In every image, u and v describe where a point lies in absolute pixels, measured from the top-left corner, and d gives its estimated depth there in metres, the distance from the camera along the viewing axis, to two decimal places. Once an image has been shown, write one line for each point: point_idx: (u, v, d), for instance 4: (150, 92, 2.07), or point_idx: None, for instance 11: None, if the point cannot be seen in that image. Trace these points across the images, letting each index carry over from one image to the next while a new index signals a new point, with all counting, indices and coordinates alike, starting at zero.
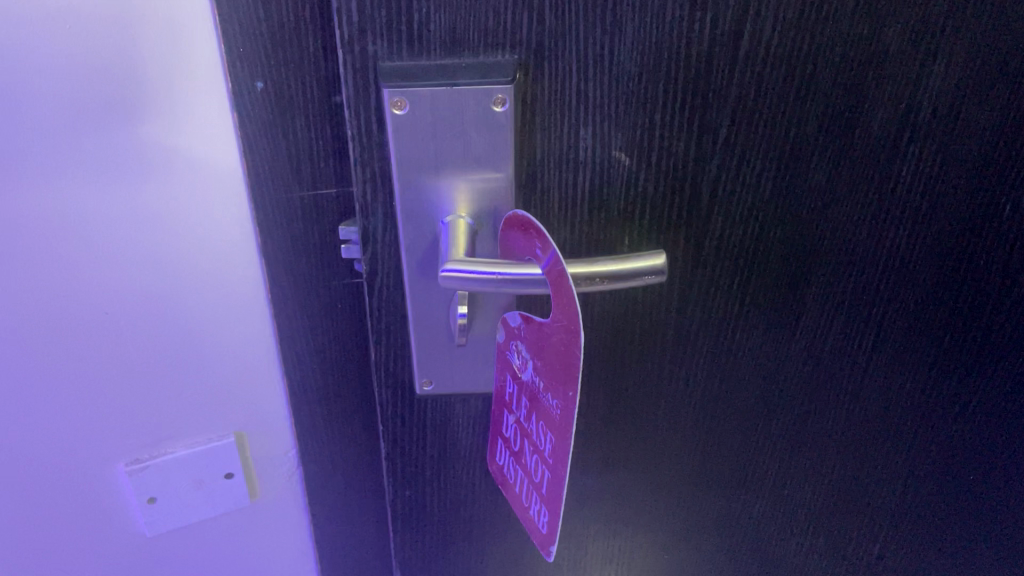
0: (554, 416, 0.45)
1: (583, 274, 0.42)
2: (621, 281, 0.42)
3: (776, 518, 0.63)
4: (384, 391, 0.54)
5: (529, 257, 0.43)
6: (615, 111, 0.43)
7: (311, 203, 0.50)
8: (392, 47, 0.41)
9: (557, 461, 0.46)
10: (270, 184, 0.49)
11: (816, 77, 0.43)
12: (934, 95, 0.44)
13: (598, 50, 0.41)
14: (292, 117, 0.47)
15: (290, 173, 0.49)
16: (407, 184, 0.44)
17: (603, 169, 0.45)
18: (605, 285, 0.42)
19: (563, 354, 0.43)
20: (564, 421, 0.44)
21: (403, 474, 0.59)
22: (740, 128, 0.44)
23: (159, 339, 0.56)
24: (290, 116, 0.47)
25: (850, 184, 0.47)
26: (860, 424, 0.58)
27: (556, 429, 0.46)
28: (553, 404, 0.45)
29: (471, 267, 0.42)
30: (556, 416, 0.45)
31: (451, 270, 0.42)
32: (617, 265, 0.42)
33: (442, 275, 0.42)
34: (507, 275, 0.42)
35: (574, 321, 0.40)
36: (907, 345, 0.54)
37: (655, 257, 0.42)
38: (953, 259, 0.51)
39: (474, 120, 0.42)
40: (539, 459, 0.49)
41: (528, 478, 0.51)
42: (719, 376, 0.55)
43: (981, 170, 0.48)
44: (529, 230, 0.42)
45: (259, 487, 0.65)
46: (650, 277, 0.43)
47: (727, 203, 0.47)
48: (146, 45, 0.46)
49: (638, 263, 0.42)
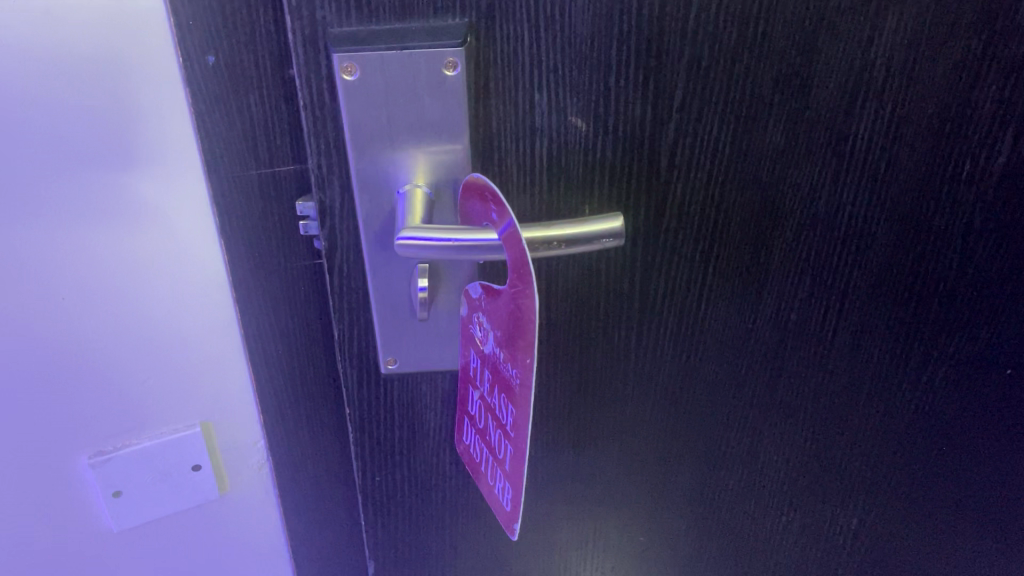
0: (514, 387, 0.45)
1: (540, 239, 0.42)
2: (579, 245, 0.42)
3: (748, 492, 0.63)
4: (349, 372, 0.53)
5: (486, 223, 0.43)
6: (570, 75, 0.43)
7: (269, 181, 0.49)
8: (342, 12, 0.40)
9: (518, 433, 0.46)
10: (226, 162, 0.48)
11: (769, 36, 0.43)
12: (887, 53, 0.44)
13: (549, 12, 0.41)
14: (246, 93, 0.46)
15: (247, 150, 0.48)
16: (361, 152, 0.44)
17: (559, 135, 0.45)
18: (561, 249, 0.43)
19: (521, 323, 0.43)
20: (524, 391, 0.44)
21: (372, 458, 0.58)
22: (695, 90, 0.44)
23: (119, 326, 0.55)
24: (244, 91, 0.46)
25: (807, 146, 0.46)
26: (829, 395, 0.58)
27: (516, 400, 0.45)
28: (513, 375, 0.45)
29: (428, 235, 0.42)
30: (515, 387, 0.45)
31: (408, 238, 0.42)
32: (574, 228, 0.42)
33: (399, 243, 0.42)
34: (464, 242, 0.41)
35: (529, 288, 0.40)
36: (872, 313, 0.54)
37: (609, 220, 0.43)
38: (914, 224, 0.50)
39: (426, 85, 0.41)
40: (501, 435, 0.49)
41: (492, 455, 0.51)
42: (687, 345, 0.54)
43: (938, 131, 0.46)
44: (484, 196, 0.42)
45: (228, 479, 0.64)
46: (605, 240, 0.43)
47: (686, 168, 0.47)
48: (94, 19, 0.45)
49: (593, 226, 0.42)
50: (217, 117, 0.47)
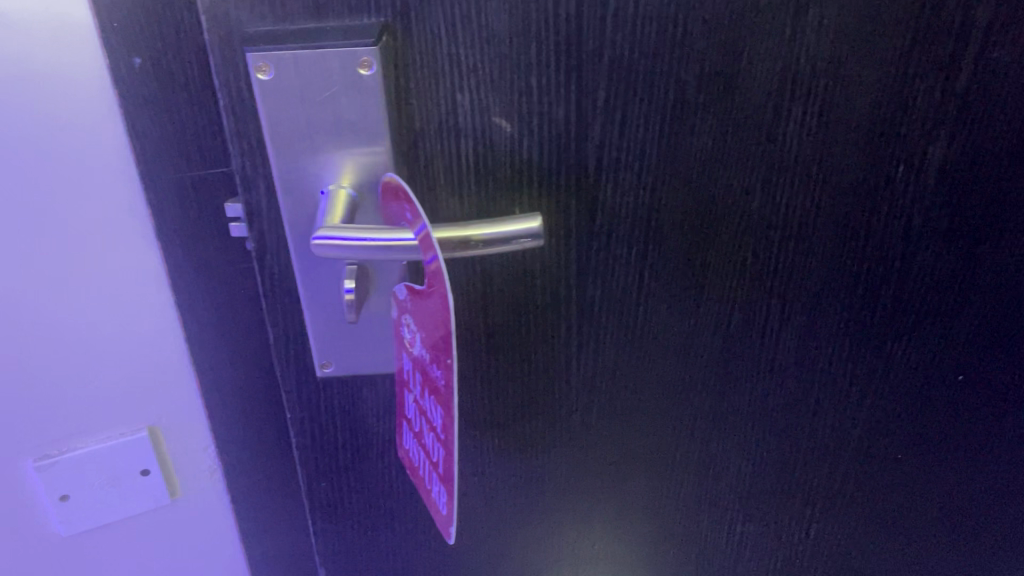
0: (439, 390, 0.45)
1: (455, 238, 0.42)
2: (496, 246, 0.42)
3: (704, 503, 0.62)
4: (287, 375, 0.53)
5: (404, 224, 0.43)
6: (491, 74, 0.43)
7: (202, 184, 0.50)
8: (256, 11, 0.40)
9: (446, 436, 0.46)
10: (158, 164, 0.49)
11: (689, 35, 0.42)
12: (810, 51, 0.43)
13: (465, 11, 0.41)
14: (174, 95, 0.47)
15: (179, 153, 0.48)
16: (282, 153, 0.43)
17: (484, 136, 0.45)
18: (480, 250, 0.42)
19: (441, 324, 0.42)
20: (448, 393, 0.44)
21: (316, 464, 0.58)
22: (619, 89, 0.44)
23: (61, 330, 0.55)
24: (173, 94, 0.46)
25: (737, 145, 0.46)
26: (779, 403, 0.57)
27: (442, 402, 0.45)
28: (438, 377, 0.45)
29: (346, 234, 0.42)
30: (441, 389, 0.45)
31: (325, 238, 0.41)
32: (491, 228, 0.42)
33: (316, 243, 0.42)
34: (382, 242, 0.41)
35: (444, 290, 0.40)
36: (815, 317, 0.53)
37: (528, 221, 0.42)
38: (852, 225, 0.49)
39: (342, 84, 0.41)
40: (432, 438, 0.48)
41: (426, 459, 0.50)
42: (629, 352, 0.54)
43: (870, 130, 0.46)
44: (402, 198, 0.42)
45: (179, 485, 0.64)
46: (525, 241, 0.43)
47: (615, 168, 0.47)
48: (19, 25, 0.45)
49: (511, 227, 0.42)
50: (146, 120, 0.47)
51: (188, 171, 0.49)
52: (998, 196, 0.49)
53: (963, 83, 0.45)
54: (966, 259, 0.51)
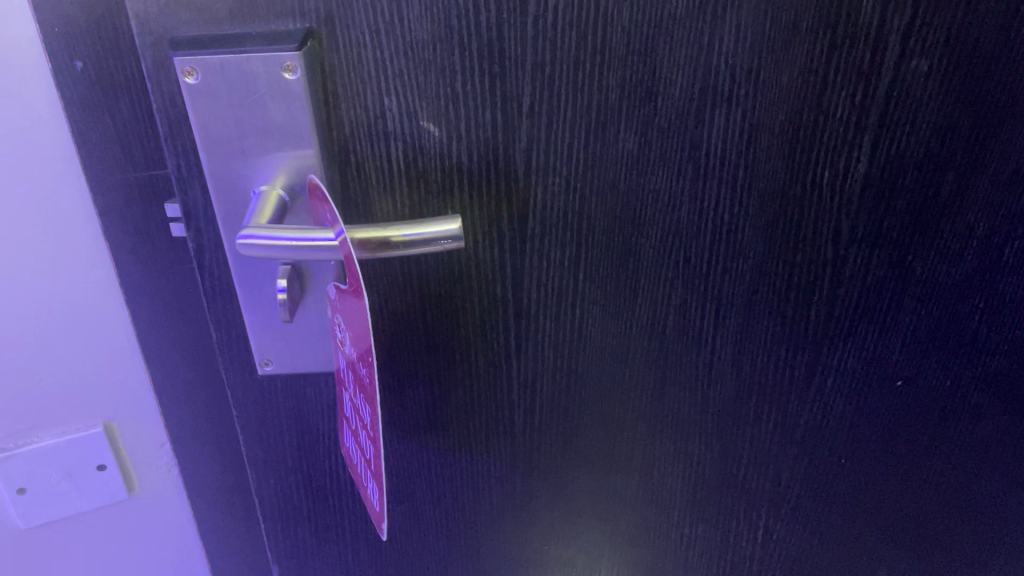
0: (366, 389, 0.46)
1: (376, 239, 0.42)
2: (418, 247, 0.43)
3: (649, 503, 0.62)
4: (231, 372, 0.54)
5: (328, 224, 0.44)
6: (416, 80, 0.44)
7: (146, 183, 0.51)
8: (182, 17, 0.41)
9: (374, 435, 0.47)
10: (101, 164, 0.50)
11: (609, 42, 0.43)
12: (729, 59, 0.44)
13: (388, 18, 0.42)
14: (115, 97, 0.48)
15: (121, 153, 0.50)
16: (213, 155, 0.45)
17: (413, 140, 0.46)
18: (401, 251, 0.43)
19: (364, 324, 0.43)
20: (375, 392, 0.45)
21: (264, 461, 0.59)
22: (543, 95, 0.45)
23: (15, 327, 0.56)
24: (114, 96, 0.48)
25: (661, 150, 0.47)
26: (718, 406, 0.57)
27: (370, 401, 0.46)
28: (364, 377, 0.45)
29: (269, 233, 0.43)
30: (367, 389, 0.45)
31: (248, 236, 0.43)
32: (411, 231, 0.42)
33: (240, 242, 0.43)
34: (302, 241, 0.42)
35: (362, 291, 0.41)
36: (749, 320, 0.53)
37: (447, 222, 0.43)
38: (781, 231, 0.50)
39: (268, 88, 0.42)
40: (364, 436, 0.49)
41: (362, 457, 0.51)
42: (566, 353, 0.54)
43: (793, 137, 0.46)
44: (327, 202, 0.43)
45: (137, 480, 0.65)
46: (445, 242, 0.43)
47: (544, 173, 0.47)
48: None
49: (429, 228, 0.43)
50: (89, 121, 0.48)
51: (132, 171, 0.50)
52: (926, 200, 0.50)
53: (883, 91, 0.45)
54: (898, 264, 0.52)
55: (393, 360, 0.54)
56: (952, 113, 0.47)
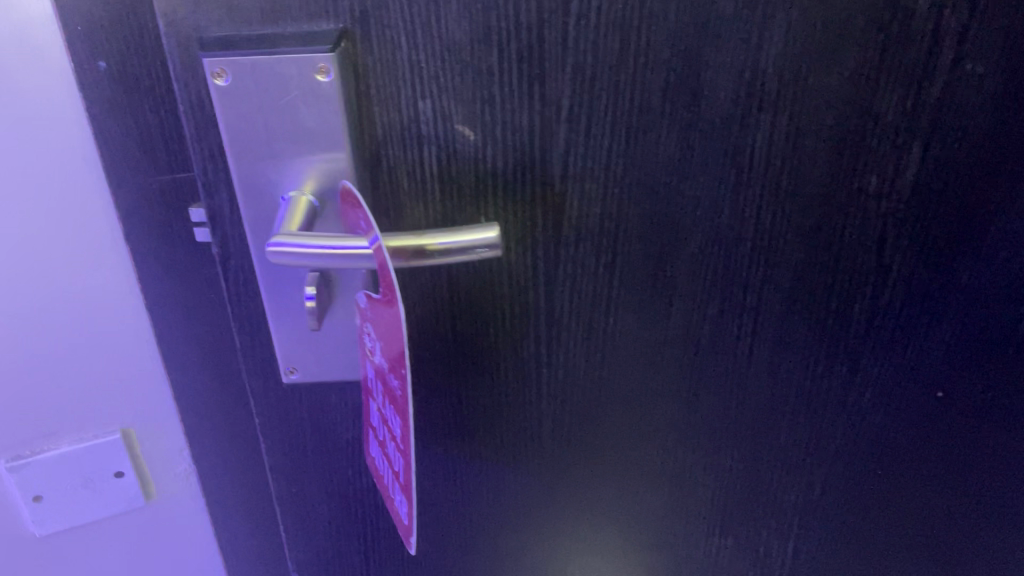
0: (397, 400, 0.44)
1: (411, 247, 0.41)
2: (454, 255, 0.42)
3: (678, 514, 0.61)
4: (254, 380, 0.53)
5: (360, 231, 0.42)
6: (452, 82, 0.43)
7: (170, 186, 0.49)
8: (212, 17, 0.40)
9: (405, 446, 0.45)
10: (124, 166, 0.49)
11: (653, 44, 0.42)
12: (777, 62, 0.42)
13: (425, 18, 0.41)
14: (139, 98, 0.46)
15: (145, 156, 0.48)
16: (242, 159, 0.43)
17: (447, 144, 0.45)
18: (436, 259, 0.42)
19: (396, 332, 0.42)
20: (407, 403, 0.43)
21: (285, 470, 0.57)
22: (582, 97, 0.43)
23: (32, 333, 0.55)
24: (139, 97, 0.46)
25: (703, 156, 0.45)
26: (753, 419, 0.56)
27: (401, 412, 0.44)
28: (396, 387, 0.44)
29: (301, 241, 0.41)
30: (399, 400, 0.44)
31: (279, 244, 0.41)
32: (447, 238, 0.41)
33: (271, 250, 0.41)
34: (335, 249, 0.41)
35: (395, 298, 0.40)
36: (787, 330, 0.52)
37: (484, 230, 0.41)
38: (824, 238, 0.48)
39: (300, 91, 0.41)
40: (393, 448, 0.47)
41: (390, 469, 0.49)
42: (598, 363, 0.53)
43: (840, 142, 0.45)
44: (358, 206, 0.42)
45: (154, 487, 0.64)
46: (481, 250, 0.42)
47: (581, 178, 0.46)
48: None
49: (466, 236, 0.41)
50: (112, 122, 0.47)
51: (155, 174, 0.49)
52: (974, 208, 0.48)
53: (935, 95, 0.43)
54: (943, 275, 0.50)
55: (420, 369, 0.53)
56: (1005, 118, 0.45)
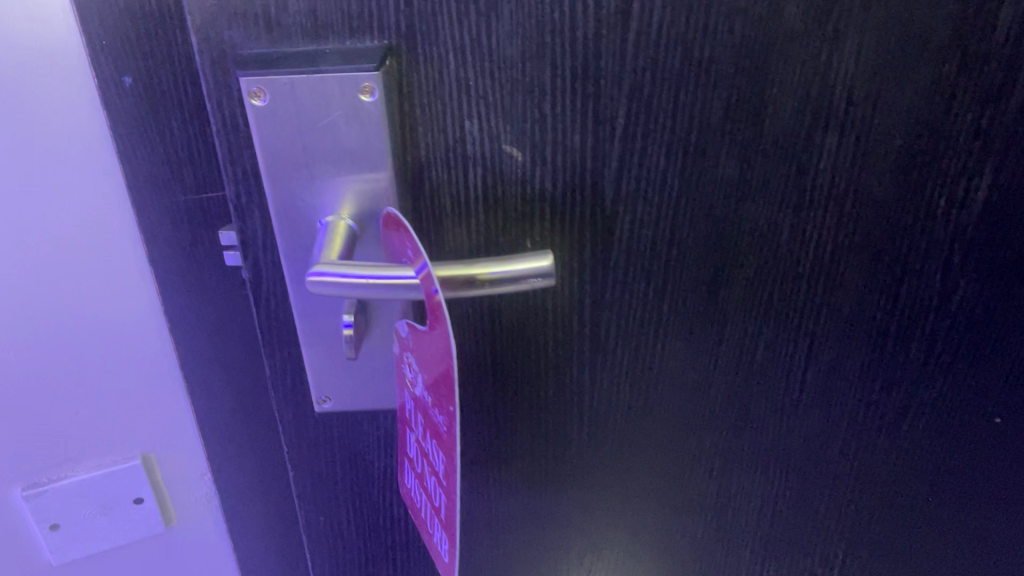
0: (443, 435, 0.42)
1: (461, 276, 0.38)
2: (505, 285, 0.39)
3: (720, 543, 0.58)
4: (283, 408, 0.51)
5: (405, 259, 0.40)
6: (502, 100, 0.40)
7: (197, 206, 0.47)
8: (249, 33, 0.37)
9: (450, 483, 0.43)
10: (150, 186, 0.46)
11: (717, 60, 0.39)
12: (847, 79, 0.40)
13: (476, 33, 0.38)
14: (167, 115, 0.44)
15: (171, 175, 0.46)
16: (277, 182, 0.41)
17: (493, 165, 0.42)
18: (486, 289, 0.39)
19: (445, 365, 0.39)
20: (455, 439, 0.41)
21: (313, 499, 0.55)
22: (638, 116, 0.41)
23: (51, 356, 0.52)
24: (166, 114, 0.44)
25: (764, 177, 0.43)
26: (802, 446, 0.53)
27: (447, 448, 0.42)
28: (442, 422, 0.42)
29: (342, 270, 0.39)
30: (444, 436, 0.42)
31: (318, 272, 0.39)
32: (499, 267, 0.38)
33: (310, 279, 0.39)
34: (379, 279, 0.38)
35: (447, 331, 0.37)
36: (843, 354, 0.49)
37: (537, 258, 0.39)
38: (886, 260, 0.46)
39: (343, 111, 0.38)
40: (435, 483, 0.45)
41: (429, 504, 0.47)
42: (643, 390, 0.50)
43: (908, 161, 0.43)
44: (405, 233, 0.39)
45: (175, 513, 0.62)
46: (534, 279, 0.39)
47: (634, 199, 0.43)
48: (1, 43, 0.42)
49: (519, 264, 0.39)
50: (137, 140, 0.44)
51: (182, 194, 0.47)
52: None
53: (1011, 112, 0.41)
54: (1005, 296, 0.48)
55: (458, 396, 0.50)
56: None
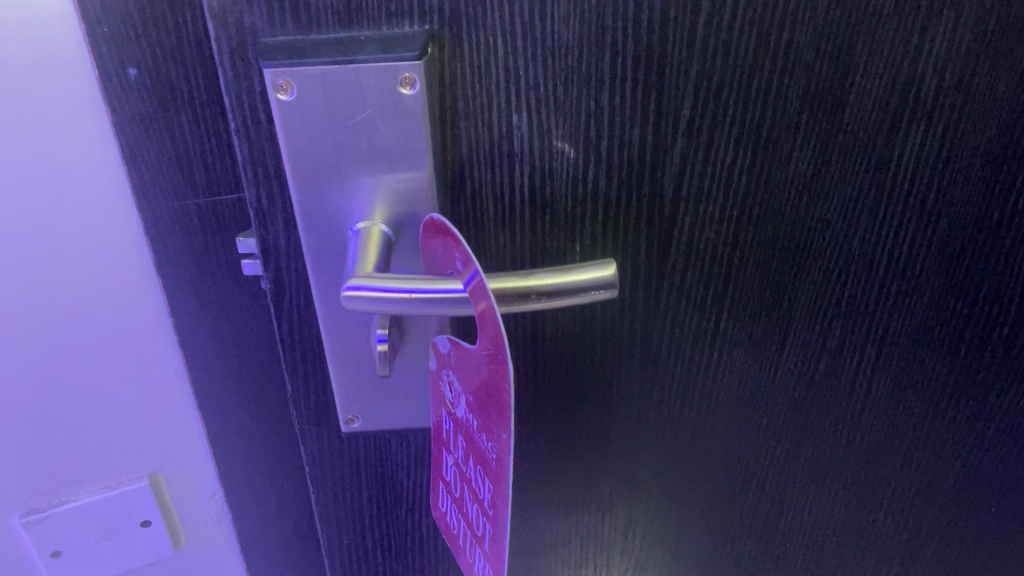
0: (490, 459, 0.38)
1: (515, 289, 0.34)
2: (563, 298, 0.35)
3: (770, 560, 0.55)
4: (305, 427, 0.46)
5: (450, 271, 0.36)
6: (554, 91, 0.36)
7: (209, 210, 0.43)
8: (274, 19, 0.33)
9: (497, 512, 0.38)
10: (157, 188, 0.42)
11: (797, 45, 0.35)
12: (939, 65, 0.36)
13: (528, 16, 0.34)
14: (176, 111, 0.40)
15: (181, 176, 0.42)
16: (304, 185, 0.36)
17: (543, 163, 0.38)
18: (542, 303, 0.35)
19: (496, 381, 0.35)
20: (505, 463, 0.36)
21: (337, 522, 0.51)
22: (706, 107, 0.37)
23: (50, 373, 0.48)
24: (175, 109, 0.39)
25: (840, 174, 0.39)
26: (861, 459, 0.50)
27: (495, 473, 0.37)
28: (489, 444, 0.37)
29: (379, 285, 0.35)
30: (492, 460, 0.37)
31: (352, 288, 0.35)
32: (556, 277, 0.34)
33: (343, 296, 0.35)
34: (421, 293, 0.34)
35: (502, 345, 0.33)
36: (913, 362, 0.46)
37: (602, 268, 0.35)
38: (966, 261, 0.42)
39: (379, 105, 0.34)
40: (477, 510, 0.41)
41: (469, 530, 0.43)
42: (696, 403, 0.47)
43: (997, 153, 0.39)
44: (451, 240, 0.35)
45: (183, 535, 0.58)
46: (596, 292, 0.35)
47: (696, 199, 0.39)
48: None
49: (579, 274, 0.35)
50: (143, 138, 0.40)
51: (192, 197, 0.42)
52: None
53: None
54: None
55: None
56: None
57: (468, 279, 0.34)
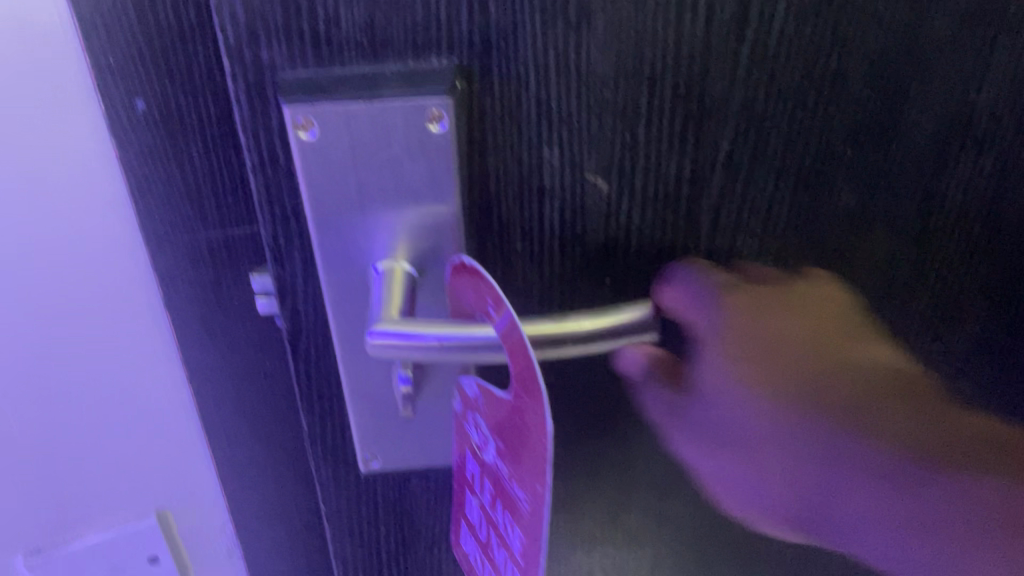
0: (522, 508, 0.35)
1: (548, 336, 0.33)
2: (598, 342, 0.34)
3: None
4: (323, 466, 0.45)
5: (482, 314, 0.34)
6: (588, 124, 0.34)
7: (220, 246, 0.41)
8: (293, 53, 0.31)
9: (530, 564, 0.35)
10: (167, 223, 0.40)
11: (847, 74, 0.34)
12: (994, 93, 0.35)
13: (563, 48, 0.32)
14: (184, 144, 0.37)
15: (191, 210, 0.39)
16: (324, 225, 0.35)
17: (574, 198, 0.36)
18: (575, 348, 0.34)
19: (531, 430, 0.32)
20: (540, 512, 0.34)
21: (354, 560, 0.49)
22: (747, 139, 0.35)
23: (57, 409, 0.46)
24: (185, 143, 0.37)
25: (885, 204, 0.37)
26: None
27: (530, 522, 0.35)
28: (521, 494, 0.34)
29: (407, 330, 0.33)
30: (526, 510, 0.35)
31: (380, 334, 0.33)
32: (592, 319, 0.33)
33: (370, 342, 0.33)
34: (450, 340, 0.33)
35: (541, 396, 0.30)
36: (952, 393, 0.44)
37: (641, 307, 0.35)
38: (1007, 287, 0.41)
39: (405, 144, 0.33)
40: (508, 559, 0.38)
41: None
42: None
43: None
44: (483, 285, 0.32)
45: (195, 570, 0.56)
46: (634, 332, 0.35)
47: (733, 231, 0.38)
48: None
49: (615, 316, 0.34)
50: (151, 172, 0.38)
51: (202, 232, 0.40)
52: None
53: None
54: None
55: None
56: None
57: (502, 324, 0.31)
